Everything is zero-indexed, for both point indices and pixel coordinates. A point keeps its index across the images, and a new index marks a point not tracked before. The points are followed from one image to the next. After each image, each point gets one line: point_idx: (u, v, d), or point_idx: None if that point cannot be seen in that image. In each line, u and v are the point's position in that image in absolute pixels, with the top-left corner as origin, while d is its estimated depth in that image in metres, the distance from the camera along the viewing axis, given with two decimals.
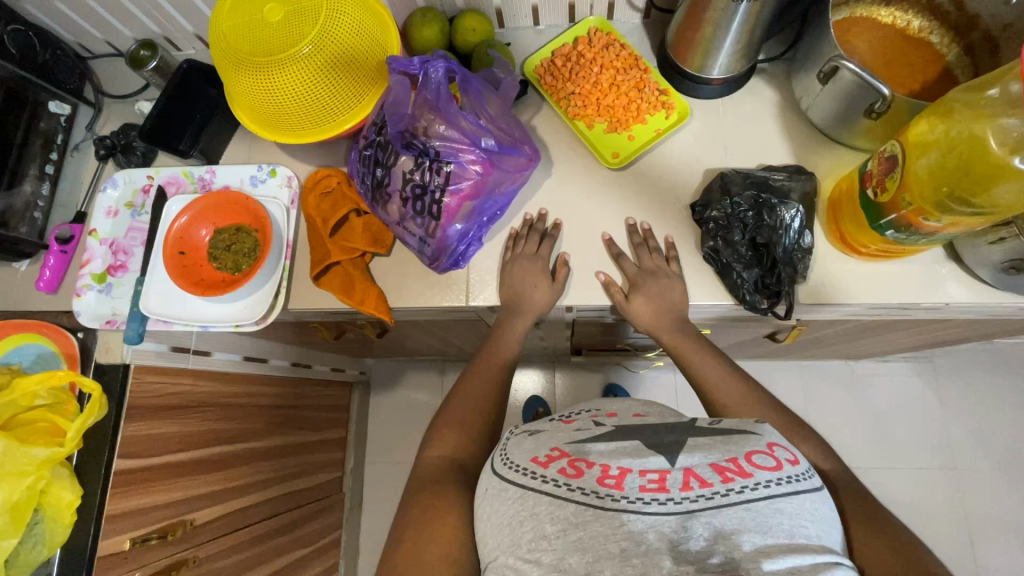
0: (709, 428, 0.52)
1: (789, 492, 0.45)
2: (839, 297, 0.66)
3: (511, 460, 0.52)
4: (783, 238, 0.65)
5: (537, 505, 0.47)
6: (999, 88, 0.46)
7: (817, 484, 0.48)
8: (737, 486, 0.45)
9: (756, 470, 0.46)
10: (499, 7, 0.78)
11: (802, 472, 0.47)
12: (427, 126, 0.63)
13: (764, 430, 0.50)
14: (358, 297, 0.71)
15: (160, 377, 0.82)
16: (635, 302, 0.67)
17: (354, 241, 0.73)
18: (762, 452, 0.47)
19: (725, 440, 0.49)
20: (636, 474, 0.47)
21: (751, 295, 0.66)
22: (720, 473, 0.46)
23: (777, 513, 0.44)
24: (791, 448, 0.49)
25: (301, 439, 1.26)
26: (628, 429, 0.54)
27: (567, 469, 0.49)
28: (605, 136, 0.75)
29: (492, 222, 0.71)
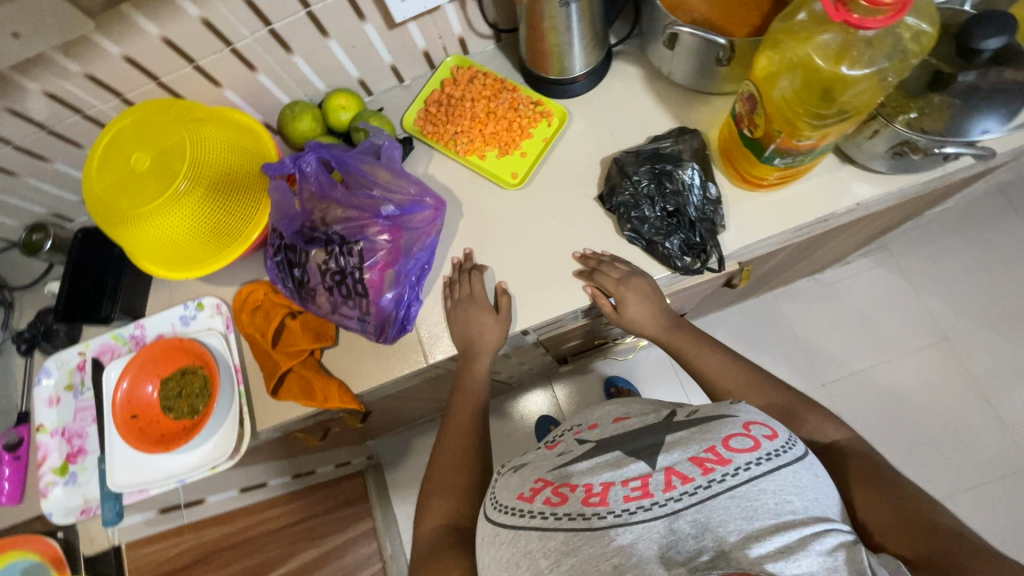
0: (686, 422, 0.53)
1: (770, 470, 0.46)
2: (762, 232, 0.68)
3: (499, 503, 0.51)
4: (691, 198, 0.67)
5: (529, 540, 0.47)
6: (806, 12, 0.51)
7: (800, 453, 0.48)
8: (718, 475, 0.45)
9: (734, 455, 0.46)
10: (361, 79, 0.80)
11: (780, 446, 0.48)
12: (324, 215, 0.65)
13: (739, 411, 0.51)
14: (321, 396, 0.71)
15: (159, 543, 0.79)
16: (628, 309, 0.68)
17: (298, 344, 0.72)
18: (738, 434, 0.48)
19: (701, 430, 0.50)
20: (619, 485, 0.47)
21: (682, 259, 0.68)
22: (700, 465, 0.46)
23: (760, 494, 0.44)
24: (767, 423, 0.50)
25: (327, 546, 1.21)
26: (608, 442, 0.55)
27: (551, 497, 0.49)
28: (500, 161, 0.77)
29: (422, 279, 0.71)
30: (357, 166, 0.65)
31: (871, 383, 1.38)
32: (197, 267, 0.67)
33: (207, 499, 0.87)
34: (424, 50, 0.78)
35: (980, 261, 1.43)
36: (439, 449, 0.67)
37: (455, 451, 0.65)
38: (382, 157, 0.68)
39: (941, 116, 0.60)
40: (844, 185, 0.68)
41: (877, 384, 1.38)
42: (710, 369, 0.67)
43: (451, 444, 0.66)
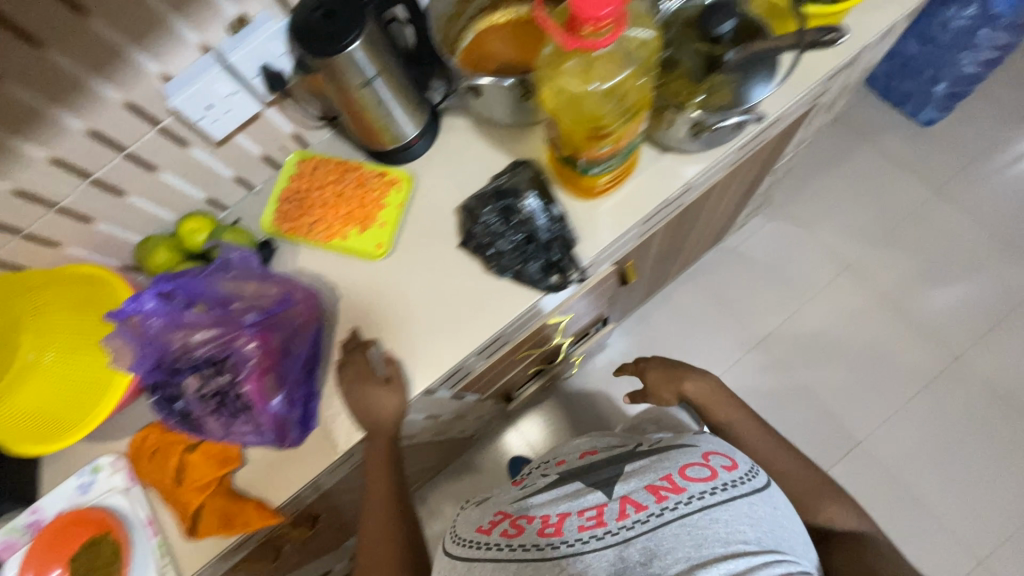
0: (647, 453, 0.66)
1: (722, 500, 0.56)
2: (610, 234, 0.73)
3: (463, 536, 0.63)
4: (538, 223, 0.71)
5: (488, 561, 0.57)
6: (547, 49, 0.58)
7: (759, 486, 0.59)
8: (671, 502, 0.55)
9: (688, 485, 0.57)
10: (208, 197, 0.80)
11: (736, 478, 0.59)
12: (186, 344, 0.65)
13: (702, 445, 0.64)
14: (240, 522, 0.68)
15: None
16: (650, 375, 0.94)
17: (203, 477, 0.69)
18: (696, 467, 0.60)
19: (659, 462, 0.62)
20: (575, 515, 0.58)
21: (546, 280, 0.71)
22: (654, 493, 0.57)
23: (712, 522, 0.53)
24: (728, 456, 0.62)
25: None
26: (568, 478, 0.66)
27: (508, 530, 0.59)
28: (362, 237, 0.78)
29: (313, 374, 0.72)
30: (195, 288, 0.65)
31: (798, 329, 1.46)
32: (64, 432, 0.64)
33: None
34: (262, 154, 0.80)
35: (853, 194, 1.57)
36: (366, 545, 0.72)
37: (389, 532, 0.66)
38: (230, 268, 0.68)
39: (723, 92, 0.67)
40: (675, 169, 0.74)
41: (804, 328, 1.46)
42: (748, 435, 0.81)
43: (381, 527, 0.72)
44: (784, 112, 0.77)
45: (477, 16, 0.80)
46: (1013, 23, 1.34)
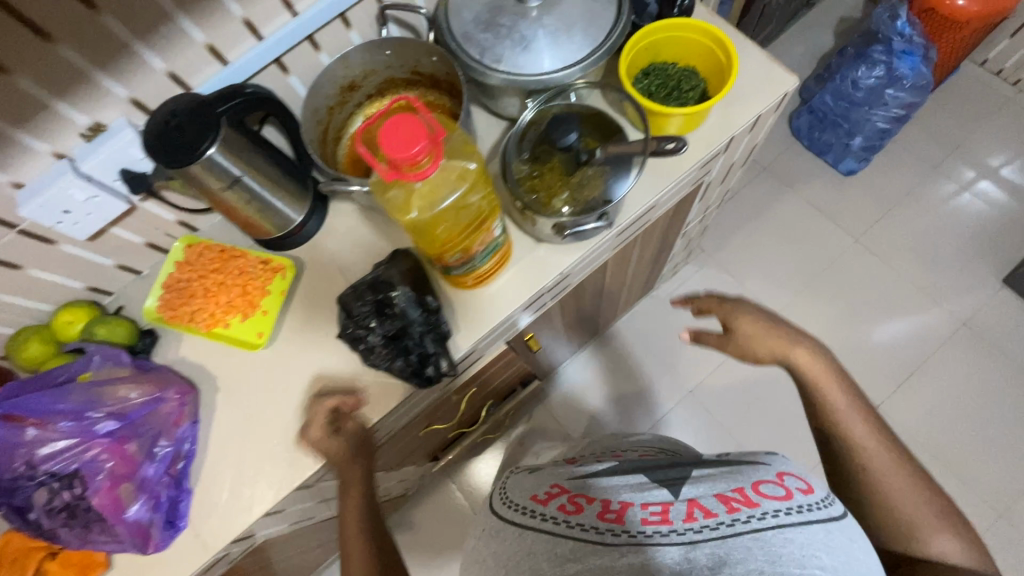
0: (707, 464, 0.61)
1: (798, 521, 0.52)
2: (483, 326, 0.74)
3: (511, 501, 0.63)
4: (412, 318, 0.70)
5: (526, 541, 0.56)
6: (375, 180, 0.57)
7: (837, 513, 0.54)
8: (743, 515, 0.52)
9: (761, 500, 0.53)
10: (89, 285, 0.79)
11: (816, 499, 0.55)
12: (29, 460, 0.64)
13: (775, 461, 0.60)
14: None
15: None
16: (740, 325, 0.80)
17: None
18: (769, 483, 0.55)
19: (733, 473, 0.58)
20: (638, 506, 0.56)
21: (417, 375, 0.71)
22: (726, 503, 0.54)
23: (787, 541, 0.50)
24: (803, 478, 0.57)
25: None
26: (636, 466, 0.65)
27: (566, 505, 0.59)
28: (244, 325, 0.78)
29: (184, 475, 0.70)
30: (36, 404, 0.64)
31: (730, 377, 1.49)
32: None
33: None
34: (146, 241, 0.80)
35: (778, 241, 1.61)
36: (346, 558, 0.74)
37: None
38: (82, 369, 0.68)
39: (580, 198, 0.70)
40: (555, 261, 0.75)
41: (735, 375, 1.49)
42: (854, 433, 0.70)
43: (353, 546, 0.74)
44: (661, 199, 0.79)
45: (364, 103, 0.82)
46: (916, 84, 1.41)
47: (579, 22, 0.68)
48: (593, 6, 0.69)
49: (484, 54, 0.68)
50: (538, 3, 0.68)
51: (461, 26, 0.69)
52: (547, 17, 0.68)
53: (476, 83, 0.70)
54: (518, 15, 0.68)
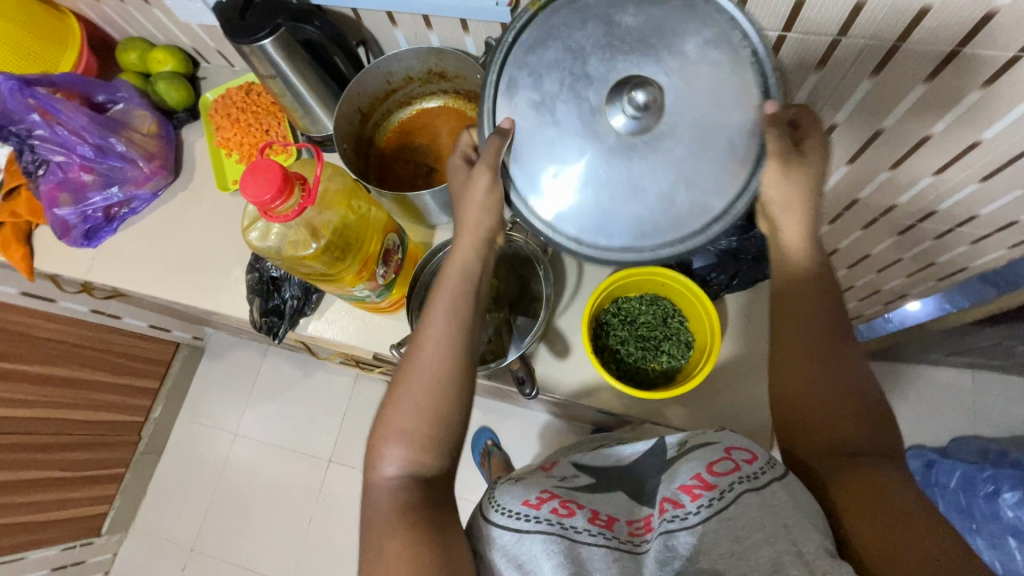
0: (679, 454, 0.59)
1: (758, 486, 0.51)
2: (330, 335, 0.77)
3: (500, 504, 0.54)
4: (292, 279, 0.76)
5: (515, 544, 0.50)
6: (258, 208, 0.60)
7: (781, 472, 0.53)
8: (705, 500, 0.51)
9: (718, 479, 0.52)
10: (192, 47, 0.92)
11: (759, 465, 0.53)
12: (26, 132, 0.79)
13: (724, 438, 0.58)
14: (8, 254, 0.88)
15: None
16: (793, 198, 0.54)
17: (20, 210, 0.88)
18: (720, 460, 0.54)
19: (689, 458, 0.57)
20: (623, 522, 0.55)
21: (259, 317, 0.77)
22: (688, 492, 0.52)
23: (748, 513, 0.49)
24: (750, 447, 0.56)
25: (89, 377, 1.47)
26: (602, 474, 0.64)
27: (557, 508, 0.53)
28: (235, 165, 0.88)
29: (117, 218, 0.88)
30: (50, 101, 0.77)
31: None
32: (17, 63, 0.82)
33: None
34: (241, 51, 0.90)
35: None
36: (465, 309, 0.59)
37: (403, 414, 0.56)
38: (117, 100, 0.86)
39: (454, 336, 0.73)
40: None
41: None
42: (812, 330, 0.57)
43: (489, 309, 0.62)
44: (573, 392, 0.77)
45: (454, 94, 0.81)
46: None
47: (647, 211, 0.47)
48: (682, 201, 0.47)
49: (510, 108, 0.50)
50: (632, 123, 0.45)
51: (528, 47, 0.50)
52: (607, 148, 0.47)
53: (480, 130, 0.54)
54: (584, 103, 0.47)
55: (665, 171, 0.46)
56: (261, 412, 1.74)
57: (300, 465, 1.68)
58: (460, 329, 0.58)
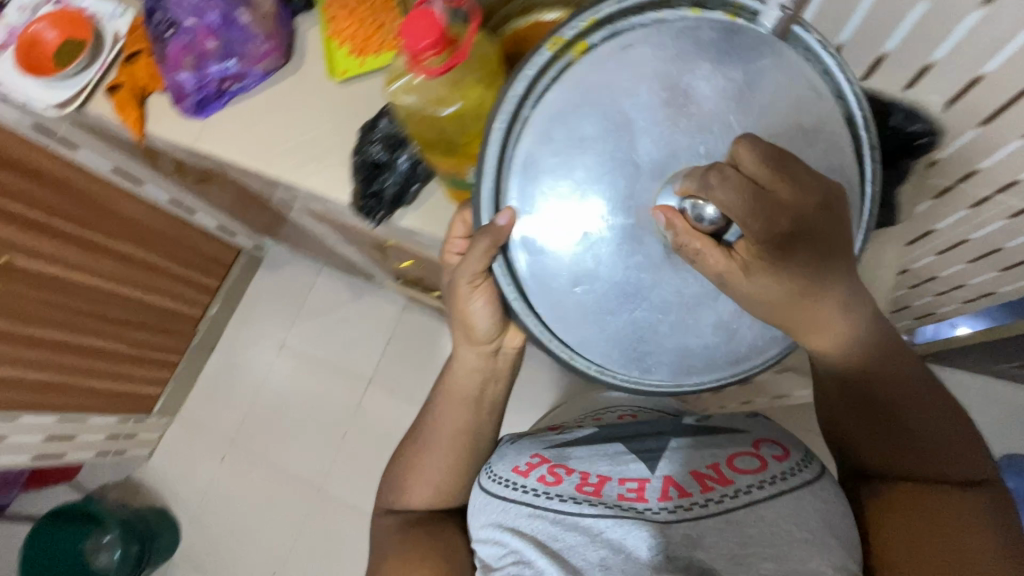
0: (704, 433, 0.78)
1: (764, 496, 0.67)
2: (425, 227, 0.79)
3: (496, 476, 0.77)
4: (396, 167, 0.77)
5: (521, 513, 0.72)
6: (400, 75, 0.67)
7: (808, 478, 0.69)
8: (713, 495, 0.68)
9: (733, 479, 0.69)
10: None
11: (783, 471, 0.69)
12: None
13: (750, 433, 0.76)
14: (124, 115, 0.94)
15: (35, 150, 1.17)
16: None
17: (138, 74, 0.94)
18: (741, 463, 0.71)
19: (710, 451, 0.74)
20: (615, 483, 0.72)
21: (359, 200, 0.79)
22: (699, 482, 0.70)
23: (755, 519, 0.65)
24: (779, 448, 0.73)
25: (160, 264, 1.55)
26: (603, 435, 0.81)
27: (546, 477, 0.74)
28: (345, 57, 0.89)
29: (228, 94, 0.91)
30: None
31: None
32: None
33: (79, 150, 1.23)
34: None
35: None
36: (464, 408, 0.85)
37: (430, 471, 0.85)
38: None
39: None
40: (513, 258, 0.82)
41: None
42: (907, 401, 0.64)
43: (495, 400, 0.88)
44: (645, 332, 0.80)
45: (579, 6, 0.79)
46: None
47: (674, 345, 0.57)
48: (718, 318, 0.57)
49: (544, 135, 0.57)
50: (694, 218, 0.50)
51: (575, 99, 0.57)
52: (623, 230, 0.55)
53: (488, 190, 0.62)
54: (623, 162, 0.55)
55: (667, 281, 0.56)
56: (310, 327, 1.81)
57: (340, 382, 1.74)
58: (463, 426, 0.85)
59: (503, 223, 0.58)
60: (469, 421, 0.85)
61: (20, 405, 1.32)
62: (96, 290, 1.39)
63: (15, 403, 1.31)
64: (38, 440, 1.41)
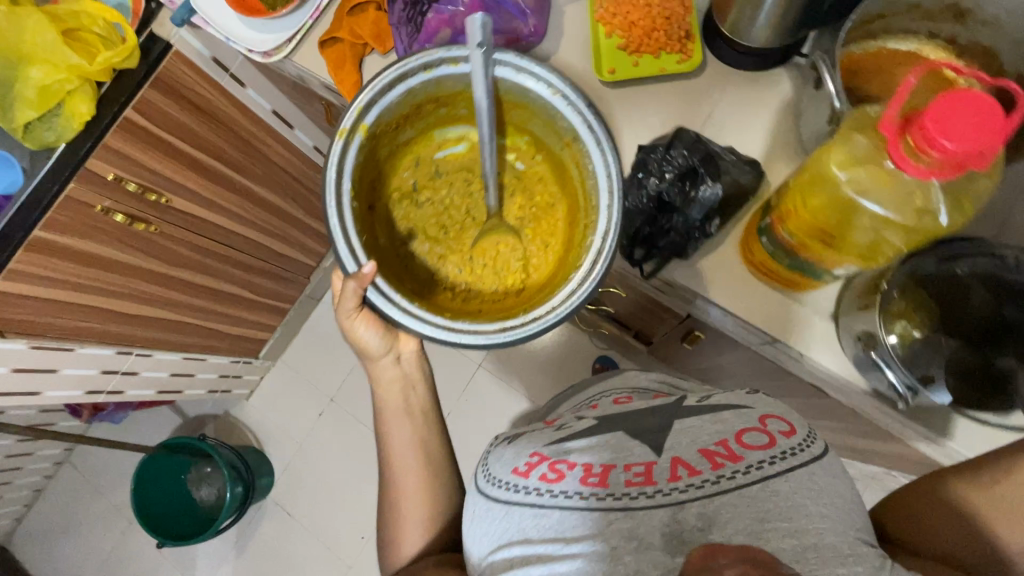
0: (698, 406, 0.68)
1: (784, 467, 0.57)
2: (703, 292, 0.67)
3: (496, 477, 0.67)
4: (688, 213, 0.64)
5: (515, 517, 0.63)
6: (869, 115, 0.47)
7: (818, 451, 0.59)
8: (727, 471, 0.58)
9: (747, 454, 0.59)
10: None
11: (796, 443, 0.59)
12: None
13: (757, 406, 0.65)
14: (341, 76, 0.81)
15: (205, 86, 1.04)
16: None
17: (361, 31, 0.80)
18: (754, 434, 0.61)
19: (716, 421, 0.64)
20: (622, 469, 0.63)
21: (627, 243, 0.69)
22: (711, 458, 0.59)
23: (771, 494, 0.55)
24: (788, 423, 0.62)
25: (292, 212, 1.46)
26: (605, 424, 0.71)
27: (547, 474, 0.64)
28: (615, 51, 0.73)
29: None
30: None
31: None
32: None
33: (247, 89, 1.12)
34: None
35: None
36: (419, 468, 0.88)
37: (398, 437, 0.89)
38: None
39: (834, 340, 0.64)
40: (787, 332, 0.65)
41: None
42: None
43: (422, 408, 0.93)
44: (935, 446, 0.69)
45: (937, 41, 0.63)
46: None
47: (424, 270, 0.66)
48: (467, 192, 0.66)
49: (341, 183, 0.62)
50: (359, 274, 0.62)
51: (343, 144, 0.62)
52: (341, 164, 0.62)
53: (363, 239, 0.65)
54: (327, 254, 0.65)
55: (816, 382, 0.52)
56: None
57: (449, 357, 1.67)
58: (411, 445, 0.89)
59: (368, 272, 0.62)
60: (415, 433, 0.89)
61: (153, 343, 1.29)
62: (234, 233, 1.31)
63: (150, 339, 1.27)
64: (163, 375, 1.39)
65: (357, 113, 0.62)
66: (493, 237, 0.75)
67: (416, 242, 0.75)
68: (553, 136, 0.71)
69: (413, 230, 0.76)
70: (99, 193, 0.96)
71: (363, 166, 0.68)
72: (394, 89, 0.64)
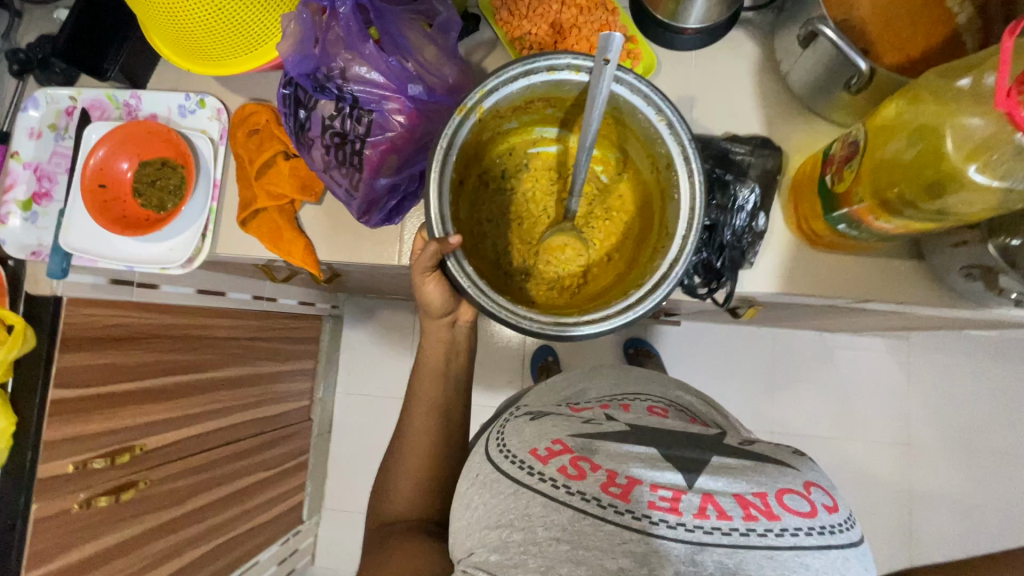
0: (737, 447, 0.53)
1: (818, 545, 0.43)
2: (780, 288, 0.62)
3: (508, 449, 0.54)
4: (732, 221, 0.60)
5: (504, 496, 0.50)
6: (972, 78, 0.41)
7: (856, 538, 0.46)
8: (760, 527, 0.43)
9: (784, 514, 0.44)
10: None
11: (838, 523, 0.45)
12: (344, 67, 0.56)
13: (804, 469, 0.50)
14: (285, 248, 0.69)
15: (121, 315, 0.86)
16: None
17: (281, 187, 0.68)
18: (797, 493, 0.46)
19: (756, 470, 0.48)
20: (647, 487, 0.47)
21: (689, 278, 0.61)
22: (743, 507, 0.45)
23: (801, 568, 0.42)
24: (831, 494, 0.48)
25: (265, 369, 1.31)
26: (644, 434, 0.55)
27: (567, 468, 0.49)
28: None
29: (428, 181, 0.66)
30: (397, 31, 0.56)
31: (820, 450, 1.41)
32: (238, 65, 0.67)
33: (162, 287, 0.96)
34: None
35: (978, 391, 1.40)
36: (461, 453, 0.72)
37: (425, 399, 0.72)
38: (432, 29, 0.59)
39: (929, 281, 0.61)
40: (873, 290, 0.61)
41: (825, 453, 1.42)
42: None
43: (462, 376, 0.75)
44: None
45: None
46: None
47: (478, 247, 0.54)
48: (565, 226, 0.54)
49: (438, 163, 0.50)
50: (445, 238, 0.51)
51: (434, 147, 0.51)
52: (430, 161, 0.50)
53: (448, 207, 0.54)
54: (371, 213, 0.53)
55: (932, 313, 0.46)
56: None
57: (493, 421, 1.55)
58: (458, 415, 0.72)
59: (454, 243, 0.49)
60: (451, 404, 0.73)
61: None
62: (221, 430, 1.15)
63: None
64: None
65: (481, 95, 0.51)
66: (560, 240, 0.61)
67: (487, 225, 0.61)
68: (646, 160, 0.59)
69: (487, 216, 0.61)
70: (66, 494, 0.80)
71: (469, 150, 0.56)
72: (518, 83, 0.52)
